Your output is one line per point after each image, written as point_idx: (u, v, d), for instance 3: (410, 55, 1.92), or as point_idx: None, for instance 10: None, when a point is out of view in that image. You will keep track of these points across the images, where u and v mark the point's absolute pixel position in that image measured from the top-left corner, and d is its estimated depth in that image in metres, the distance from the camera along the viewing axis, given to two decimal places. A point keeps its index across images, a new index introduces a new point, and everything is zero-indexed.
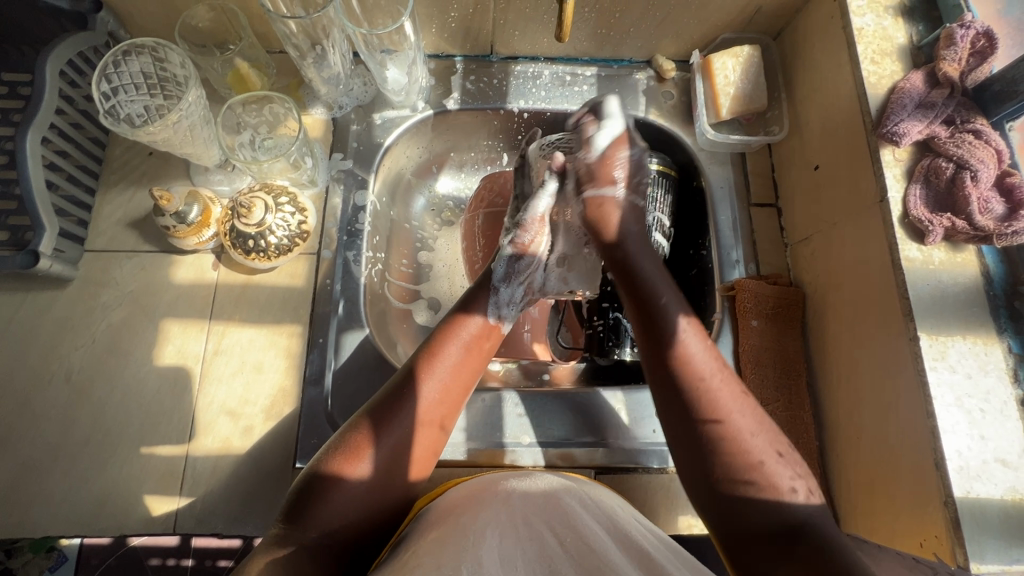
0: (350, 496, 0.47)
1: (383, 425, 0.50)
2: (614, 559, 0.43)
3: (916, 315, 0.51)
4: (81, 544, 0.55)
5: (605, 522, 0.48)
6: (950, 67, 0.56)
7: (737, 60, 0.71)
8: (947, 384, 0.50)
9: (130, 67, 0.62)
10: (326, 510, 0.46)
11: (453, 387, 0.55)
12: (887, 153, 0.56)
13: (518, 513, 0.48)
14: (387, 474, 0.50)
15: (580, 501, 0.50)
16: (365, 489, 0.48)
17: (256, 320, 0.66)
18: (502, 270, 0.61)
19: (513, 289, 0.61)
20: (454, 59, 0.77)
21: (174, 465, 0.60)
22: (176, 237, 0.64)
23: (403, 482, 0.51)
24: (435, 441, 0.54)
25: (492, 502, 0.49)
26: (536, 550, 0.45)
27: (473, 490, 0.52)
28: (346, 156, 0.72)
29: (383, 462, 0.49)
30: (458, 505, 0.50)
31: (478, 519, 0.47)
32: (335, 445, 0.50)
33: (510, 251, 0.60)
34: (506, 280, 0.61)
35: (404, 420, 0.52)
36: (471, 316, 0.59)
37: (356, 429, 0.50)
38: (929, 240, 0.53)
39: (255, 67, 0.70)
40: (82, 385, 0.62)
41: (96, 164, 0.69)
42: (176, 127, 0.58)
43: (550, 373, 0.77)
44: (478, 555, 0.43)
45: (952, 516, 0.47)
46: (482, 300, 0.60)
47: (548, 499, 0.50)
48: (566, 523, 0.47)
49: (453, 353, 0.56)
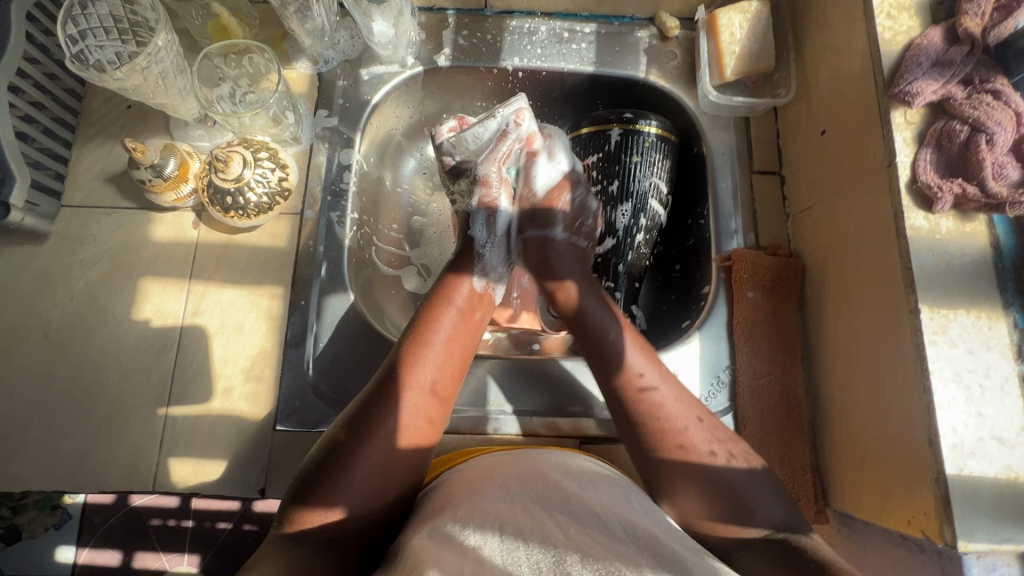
0: (344, 491, 0.47)
1: (365, 420, 0.50)
2: (620, 546, 0.43)
3: (918, 287, 0.49)
4: (85, 504, 0.57)
5: (606, 502, 0.47)
6: (972, 22, 0.52)
7: (744, 16, 0.67)
8: (946, 358, 0.47)
9: (98, 10, 0.57)
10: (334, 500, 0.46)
11: (456, 347, 0.56)
12: (897, 115, 0.53)
13: (517, 501, 0.46)
14: (387, 461, 0.49)
15: (576, 480, 0.50)
16: (364, 481, 0.47)
17: (237, 281, 0.64)
18: (482, 235, 0.62)
19: (497, 246, 0.62)
20: (447, 12, 0.74)
21: (154, 425, 0.60)
22: (153, 192, 0.62)
23: (406, 467, 0.50)
24: (438, 416, 0.53)
25: (488, 490, 0.47)
26: (539, 540, 0.43)
27: (477, 471, 0.51)
28: (332, 113, 0.69)
29: (376, 454, 0.48)
30: (455, 493, 0.48)
31: (471, 518, 0.45)
32: (323, 446, 0.49)
33: (477, 204, 0.62)
34: (488, 243, 0.62)
35: (410, 389, 0.52)
36: (457, 286, 0.59)
37: (338, 429, 0.50)
38: (938, 208, 0.50)
39: (235, 16, 0.67)
40: (60, 343, 0.62)
41: (73, 117, 0.67)
42: (146, 73, 0.55)
43: (540, 343, 0.73)
44: (480, 558, 0.41)
45: (942, 494, 0.45)
46: (468, 266, 0.61)
47: (546, 480, 0.49)
48: (565, 508, 0.46)
49: (444, 334, 0.55)
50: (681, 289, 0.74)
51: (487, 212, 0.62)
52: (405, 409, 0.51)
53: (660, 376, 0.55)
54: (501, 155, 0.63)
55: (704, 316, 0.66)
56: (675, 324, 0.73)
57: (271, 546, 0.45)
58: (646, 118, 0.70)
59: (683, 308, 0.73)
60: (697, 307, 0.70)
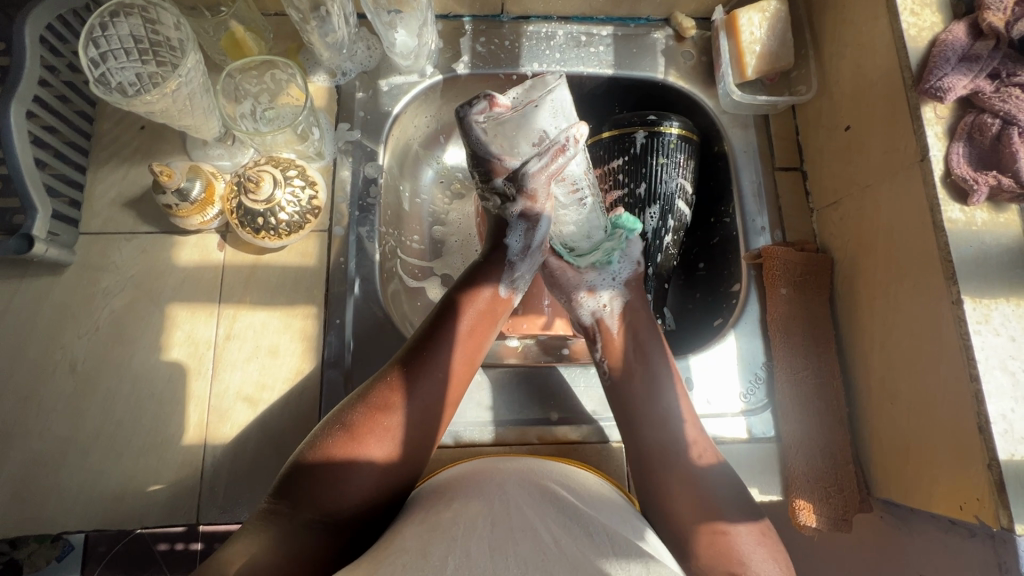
0: (343, 487, 0.46)
1: (374, 419, 0.48)
2: (603, 553, 0.42)
3: (960, 278, 0.50)
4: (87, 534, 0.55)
5: (604, 524, 0.46)
6: (995, 17, 0.53)
7: (764, 15, 0.68)
8: (991, 347, 0.49)
9: (119, 30, 0.55)
10: (330, 492, 0.45)
11: (468, 354, 0.55)
12: (928, 110, 0.54)
13: (510, 502, 0.47)
14: (387, 465, 0.48)
15: (574, 497, 0.49)
16: (365, 483, 0.47)
17: (268, 303, 0.63)
18: (517, 246, 0.58)
19: (530, 260, 0.59)
20: (463, 19, 0.73)
21: (192, 455, 0.58)
22: (179, 216, 0.60)
23: (403, 470, 0.49)
24: (444, 422, 0.53)
25: (485, 489, 0.49)
26: (528, 540, 0.43)
27: (467, 475, 0.52)
28: (353, 126, 0.68)
29: (380, 457, 0.48)
30: (451, 490, 0.49)
31: (466, 512, 0.46)
32: (323, 443, 0.47)
33: (517, 214, 0.57)
34: (520, 255, 0.59)
35: (424, 395, 0.51)
36: (479, 289, 0.57)
37: (341, 426, 0.48)
38: (973, 200, 0.51)
39: (250, 30, 0.65)
40: (87, 376, 0.59)
41: (84, 140, 0.64)
42: (174, 96, 0.53)
43: (568, 347, 0.72)
44: (468, 546, 0.41)
45: (996, 479, 0.46)
46: (493, 271, 0.58)
47: (542, 490, 0.49)
48: (558, 518, 0.46)
49: (460, 339, 0.54)
50: (707, 288, 0.75)
51: (526, 224, 0.57)
52: (416, 412, 0.50)
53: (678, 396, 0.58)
54: (553, 169, 0.54)
55: (737, 313, 0.67)
56: (705, 323, 0.73)
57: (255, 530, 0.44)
58: (669, 119, 0.70)
59: (712, 306, 0.73)
60: (727, 305, 0.70)
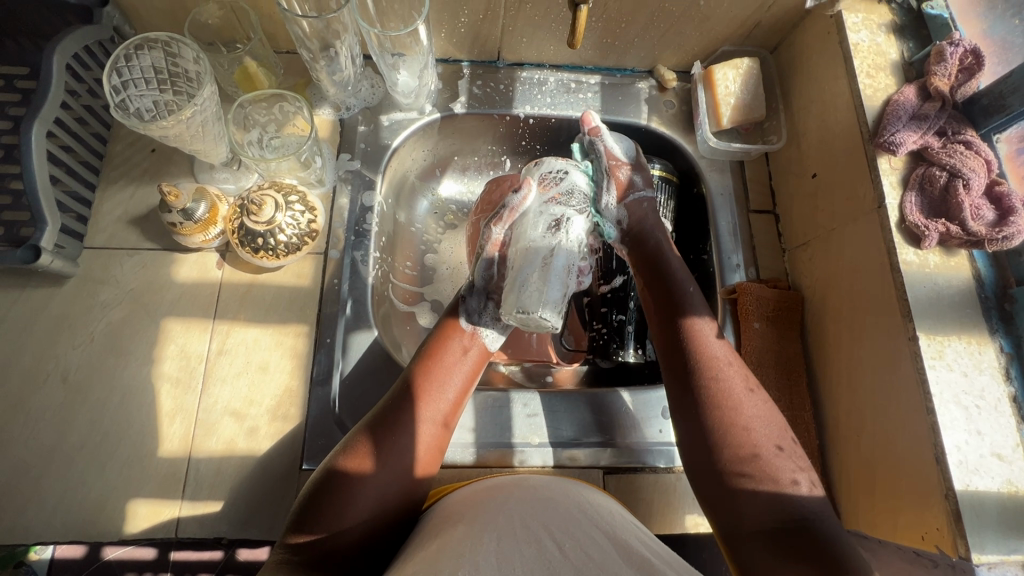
0: (345, 514, 0.47)
1: (365, 443, 0.50)
2: (612, 565, 0.43)
3: (915, 316, 0.54)
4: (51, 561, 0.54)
5: (610, 534, 0.47)
6: (940, 82, 0.59)
7: (737, 72, 0.74)
8: (945, 382, 0.52)
9: (141, 62, 0.59)
10: (331, 519, 0.47)
11: (453, 387, 0.57)
12: (883, 161, 0.59)
13: (514, 516, 0.49)
14: (384, 492, 0.49)
15: (579, 507, 0.51)
16: (365, 505, 0.48)
17: (261, 320, 0.65)
18: (467, 284, 0.64)
19: (477, 301, 0.63)
20: (462, 63, 0.78)
21: (176, 468, 0.59)
22: (182, 234, 0.63)
23: (400, 496, 0.50)
24: (437, 442, 0.54)
25: (488, 507, 0.50)
26: (534, 551, 0.45)
27: (473, 494, 0.53)
28: (354, 157, 0.72)
29: (377, 478, 0.49)
30: (456, 511, 0.50)
31: (470, 530, 0.47)
32: (329, 469, 0.50)
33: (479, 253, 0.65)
34: (470, 293, 0.63)
35: (411, 426, 0.52)
36: (455, 330, 0.60)
37: (342, 455, 0.50)
38: (925, 244, 0.55)
39: (262, 66, 0.70)
40: (78, 386, 0.61)
41: (97, 160, 0.68)
42: (189, 122, 0.57)
43: (552, 375, 0.77)
44: (474, 562, 0.42)
45: (953, 509, 0.48)
46: (459, 312, 0.62)
47: (546, 502, 0.51)
48: (564, 527, 0.47)
49: (444, 367, 0.57)
50: None
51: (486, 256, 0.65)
52: (405, 444, 0.51)
53: (748, 399, 0.52)
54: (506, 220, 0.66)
55: None
56: None
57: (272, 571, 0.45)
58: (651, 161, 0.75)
59: None
60: None
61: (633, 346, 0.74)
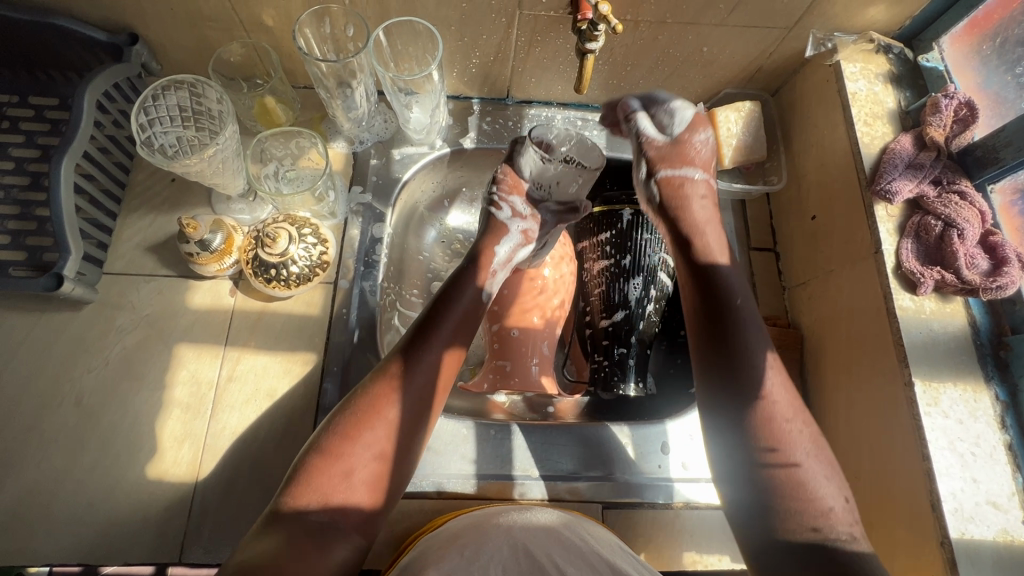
0: (346, 479, 0.46)
1: (365, 418, 0.48)
2: None
3: (910, 362, 0.55)
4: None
5: (613, 565, 0.49)
6: (936, 132, 0.60)
7: (739, 113, 0.75)
8: (941, 428, 0.52)
9: (168, 101, 0.63)
10: (330, 482, 0.45)
11: (458, 345, 0.55)
12: (879, 208, 0.60)
13: (521, 546, 0.50)
14: (387, 457, 0.48)
15: (581, 539, 0.52)
16: (366, 469, 0.46)
17: (271, 347, 0.66)
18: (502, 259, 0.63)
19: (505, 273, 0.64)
20: (472, 100, 0.81)
21: (183, 493, 0.60)
22: (197, 263, 0.65)
23: (401, 459, 0.49)
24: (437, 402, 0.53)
25: (495, 534, 0.51)
26: None
27: (479, 519, 0.54)
28: (365, 190, 0.75)
29: (371, 455, 0.47)
30: (461, 534, 0.52)
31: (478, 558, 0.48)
32: (331, 427, 0.48)
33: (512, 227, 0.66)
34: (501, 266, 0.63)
35: (416, 387, 0.51)
36: (466, 285, 0.58)
37: (345, 415, 0.48)
38: (921, 290, 0.56)
39: (280, 101, 0.73)
40: (92, 409, 0.62)
41: (118, 189, 0.70)
42: (211, 160, 0.59)
43: (553, 406, 0.78)
44: None
45: (948, 557, 0.49)
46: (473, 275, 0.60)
47: (553, 532, 0.52)
48: (571, 561, 0.49)
49: (443, 333, 0.54)
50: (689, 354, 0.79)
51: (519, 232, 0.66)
52: (410, 407, 0.50)
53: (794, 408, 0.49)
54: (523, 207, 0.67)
55: None
56: (683, 389, 0.78)
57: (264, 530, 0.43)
58: None
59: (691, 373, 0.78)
60: None
61: (633, 379, 0.75)
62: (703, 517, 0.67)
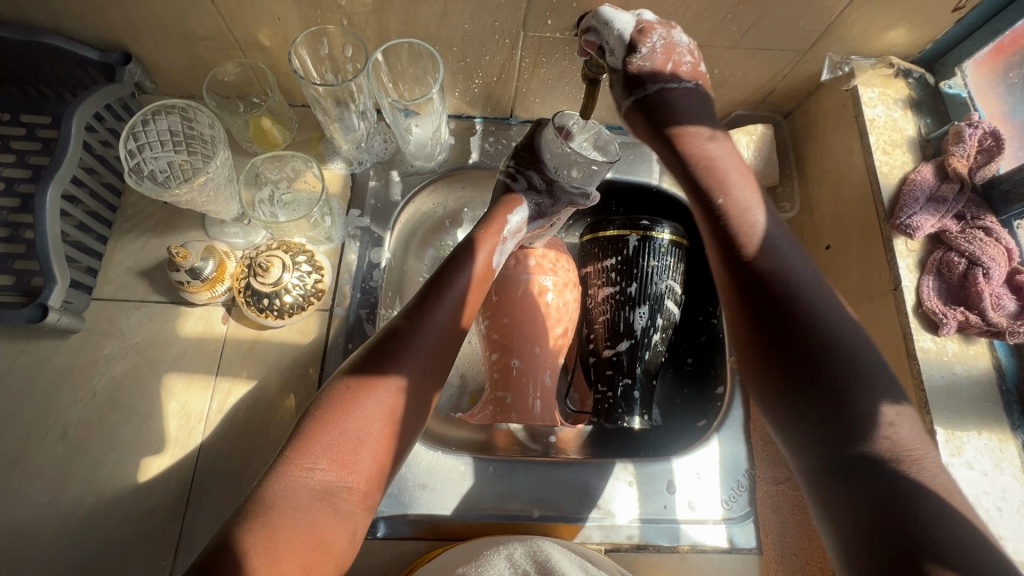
0: (356, 431, 0.45)
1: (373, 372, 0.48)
2: None
3: (932, 409, 0.52)
4: None
5: None
6: (959, 163, 0.58)
7: (751, 138, 0.72)
8: (964, 481, 0.50)
9: (159, 126, 0.61)
10: (341, 434, 0.45)
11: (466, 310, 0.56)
12: (899, 243, 0.57)
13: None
14: (395, 412, 0.48)
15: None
16: (376, 422, 0.46)
17: (264, 378, 0.64)
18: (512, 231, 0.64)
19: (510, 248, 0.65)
20: (474, 120, 0.79)
21: (169, 531, 0.58)
22: (188, 291, 0.63)
23: (408, 415, 0.49)
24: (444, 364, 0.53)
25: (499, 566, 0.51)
26: None
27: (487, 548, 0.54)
28: (364, 213, 0.72)
29: (377, 412, 0.47)
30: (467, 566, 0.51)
31: None
32: (340, 382, 0.48)
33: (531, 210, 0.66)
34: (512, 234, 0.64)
35: (423, 350, 0.51)
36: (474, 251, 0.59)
37: (352, 372, 0.49)
38: (943, 332, 0.53)
39: (276, 121, 0.71)
40: (77, 442, 0.60)
41: (109, 212, 0.69)
42: (202, 189, 0.58)
43: (556, 435, 0.74)
44: None
45: None
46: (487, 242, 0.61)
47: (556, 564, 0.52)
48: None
49: (448, 302, 0.54)
50: (695, 385, 0.77)
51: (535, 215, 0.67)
52: (418, 363, 0.51)
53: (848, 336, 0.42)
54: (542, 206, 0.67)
55: (721, 417, 0.68)
56: (690, 421, 0.75)
57: (275, 480, 0.42)
58: (661, 224, 0.73)
59: (698, 406, 0.75)
60: (712, 407, 0.72)
61: (638, 412, 0.72)
62: (709, 561, 0.64)
